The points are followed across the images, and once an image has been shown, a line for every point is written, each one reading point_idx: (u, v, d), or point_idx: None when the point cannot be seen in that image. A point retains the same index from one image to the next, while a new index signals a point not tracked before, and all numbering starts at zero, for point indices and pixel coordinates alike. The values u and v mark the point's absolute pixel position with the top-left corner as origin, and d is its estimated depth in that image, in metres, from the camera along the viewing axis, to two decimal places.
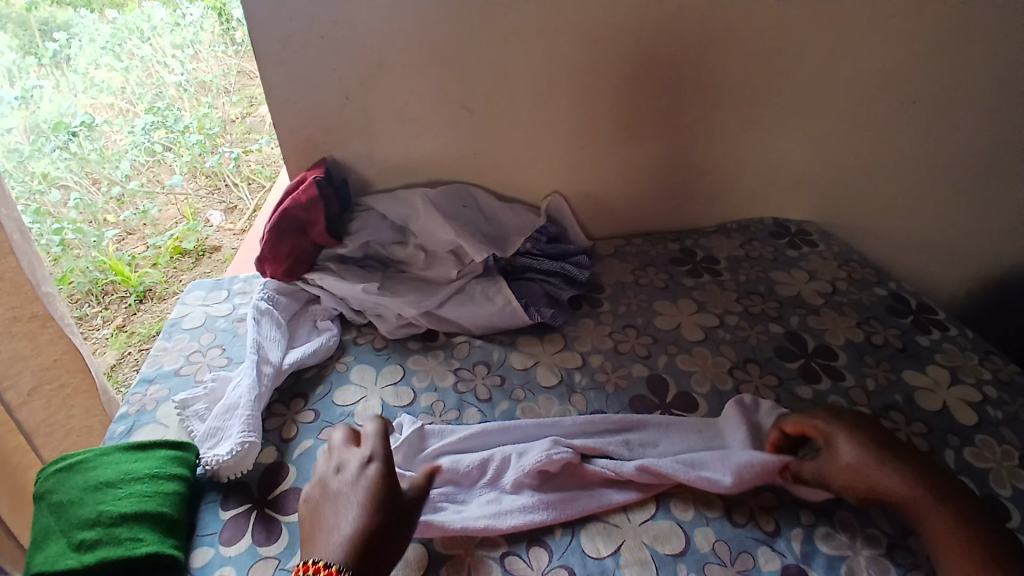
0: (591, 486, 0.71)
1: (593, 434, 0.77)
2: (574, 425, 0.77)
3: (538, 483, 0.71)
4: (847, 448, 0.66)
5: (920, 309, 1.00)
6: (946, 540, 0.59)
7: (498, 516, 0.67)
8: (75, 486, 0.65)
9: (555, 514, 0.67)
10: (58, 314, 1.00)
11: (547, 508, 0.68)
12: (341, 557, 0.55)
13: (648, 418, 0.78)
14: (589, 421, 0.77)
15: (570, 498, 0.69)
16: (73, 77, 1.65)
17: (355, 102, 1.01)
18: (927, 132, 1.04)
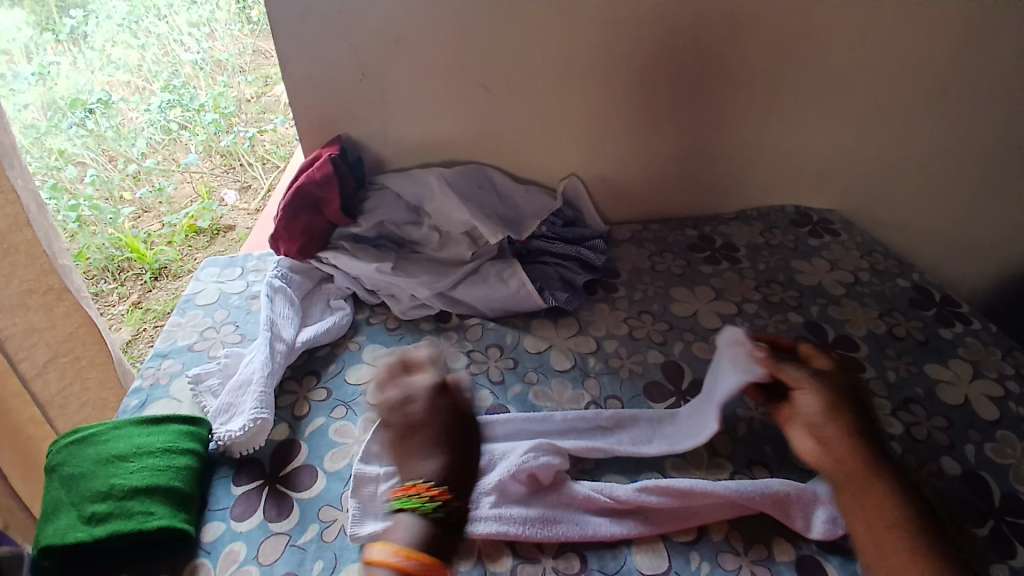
0: (579, 508, 0.65)
1: (580, 433, 0.74)
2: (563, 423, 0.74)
3: (524, 494, 0.66)
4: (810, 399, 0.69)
5: (943, 302, 0.97)
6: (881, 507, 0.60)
7: (471, 522, 0.62)
8: (87, 459, 0.66)
9: (540, 532, 0.62)
10: (73, 287, 1.01)
11: (529, 522, 0.63)
12: (440, 477, 0.60)
13: (640, 412, 0.75)
14: (577, 418, 0.74)
15: (563, 510, 0.64)
16: (91, 54, 1.71)
17: (370, 79, 0.99)
18: (954, 120, 1.01)
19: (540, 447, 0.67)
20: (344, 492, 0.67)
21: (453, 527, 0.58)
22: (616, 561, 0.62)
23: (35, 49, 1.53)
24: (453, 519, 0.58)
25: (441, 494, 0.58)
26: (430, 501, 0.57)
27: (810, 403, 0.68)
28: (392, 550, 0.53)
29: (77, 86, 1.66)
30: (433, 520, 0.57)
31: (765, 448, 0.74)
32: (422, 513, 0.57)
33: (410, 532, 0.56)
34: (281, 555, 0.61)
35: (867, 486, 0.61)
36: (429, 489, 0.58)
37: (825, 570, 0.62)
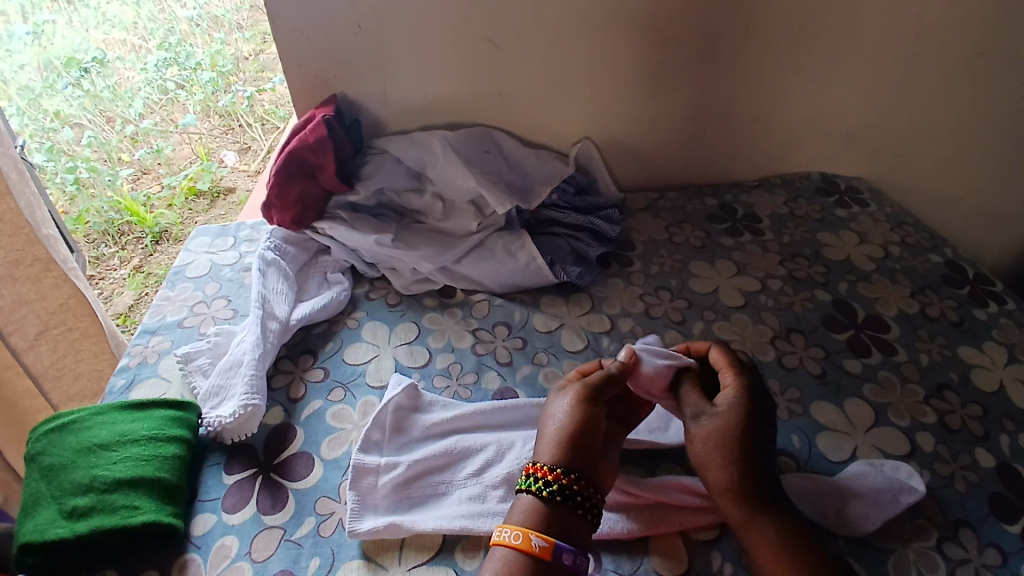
0: None
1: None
2: None
3: None
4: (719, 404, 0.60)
5: (977, 279, 0.90)
6: (765, 557, 0.52)
7: (476, 517, 0.58)
8: (67, 448, 0.62)
9: None
10: (61, 257, 0.95)
11: None
12: (552, 457, 0.56)
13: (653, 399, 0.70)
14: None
15: None
16: (86, 12, 1.61)
17: (367, 32, 0.91)
18: (1003, 82, 0.93)
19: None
20: (342, 482, 0.63)
21: (572, 506, 0.53)
22: (631, 561, 0.57)
23: (31, 9, 1.48)
24: (569, 499, 0.53)
25: (549, 474, 0.54)
26: (540, 481, 0.54)
27: (697, 445, 0.59)
28: (507, 528, 0.52)
29: (73, 45, 1.55)
30: (544, 499, 0.53)
31: (791, 439, 0.69)
32: (532, 493, 0.54)
33: (523, 512, 0.53)
34: (275, 551, 0.58)
35: (753, 536, 0.54)
36: (541, 468, 0.55)
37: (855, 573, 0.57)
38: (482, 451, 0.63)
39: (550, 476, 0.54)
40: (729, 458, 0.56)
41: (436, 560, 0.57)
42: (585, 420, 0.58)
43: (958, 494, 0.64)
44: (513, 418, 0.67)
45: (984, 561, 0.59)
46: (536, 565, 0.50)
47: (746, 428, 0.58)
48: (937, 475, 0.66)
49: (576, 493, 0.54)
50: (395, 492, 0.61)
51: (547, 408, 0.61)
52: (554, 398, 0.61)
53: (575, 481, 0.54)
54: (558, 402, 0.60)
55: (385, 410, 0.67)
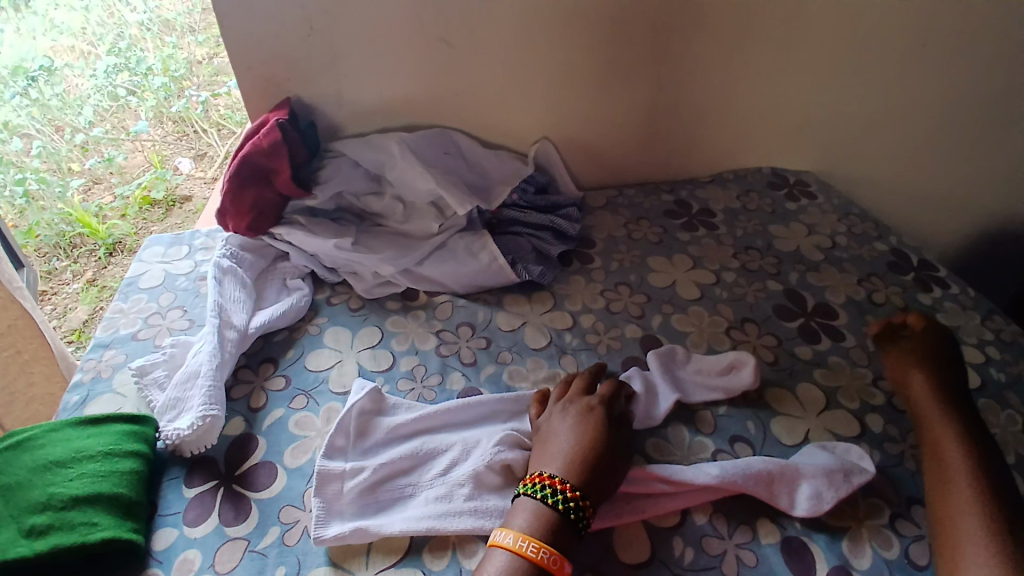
0: None
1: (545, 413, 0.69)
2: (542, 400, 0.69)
3: (502, 483, 0.61)
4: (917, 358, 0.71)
5: (921, 266, 0.95)
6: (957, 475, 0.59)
7: (443, 518, 0.58)
8: (20, 467, 0.60)
9: None
10: (7, 277, 0.91)
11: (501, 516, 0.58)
12: (571, 476, 0.57)
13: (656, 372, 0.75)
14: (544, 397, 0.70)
15: None
16: (32, 19, 1.52)
17: (321, 34, 0.90)
18: (937, 75, 0.98)
19: (507, 440, 0.63)
20: (306, 490, 0.63)
21: (578, 526, 0.55)
22: (596, 551, 0.59)
23: None
24: (578, 518, 0.55)
25: (572, 492, 0.56)
26: (569, 501, 0.55)
27: (920, 379, 0.69)
28: (547, 551, 0.52)
29: (18, 52, 1.46)
30: (565, 518, 0.54)
31: (746, 425, 0.71)
32: (558, 510, 0.55)
33: (543, 527, 0.54)
34: (239, 562, 0.57)
35: (951, 459, 0.61)
36: (563, 484, 0.56)
37: (811, 550, 0.59)
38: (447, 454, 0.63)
39: (567, 491, 0.55)
40: (957, 404, 0.65)
41: (402, 563, 0.57)
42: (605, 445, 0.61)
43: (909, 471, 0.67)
44: (474, 416, 0.68)
45: None
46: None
47: (955, 372, 0.69)
48: (888, 454, 0.69)
49: (585, 512, 0.55)
50: (364, 497, 0.61)
51: (561, 430, 0.63)
52: (572, 419, 0.64)
53: (589, 503, 0.56)
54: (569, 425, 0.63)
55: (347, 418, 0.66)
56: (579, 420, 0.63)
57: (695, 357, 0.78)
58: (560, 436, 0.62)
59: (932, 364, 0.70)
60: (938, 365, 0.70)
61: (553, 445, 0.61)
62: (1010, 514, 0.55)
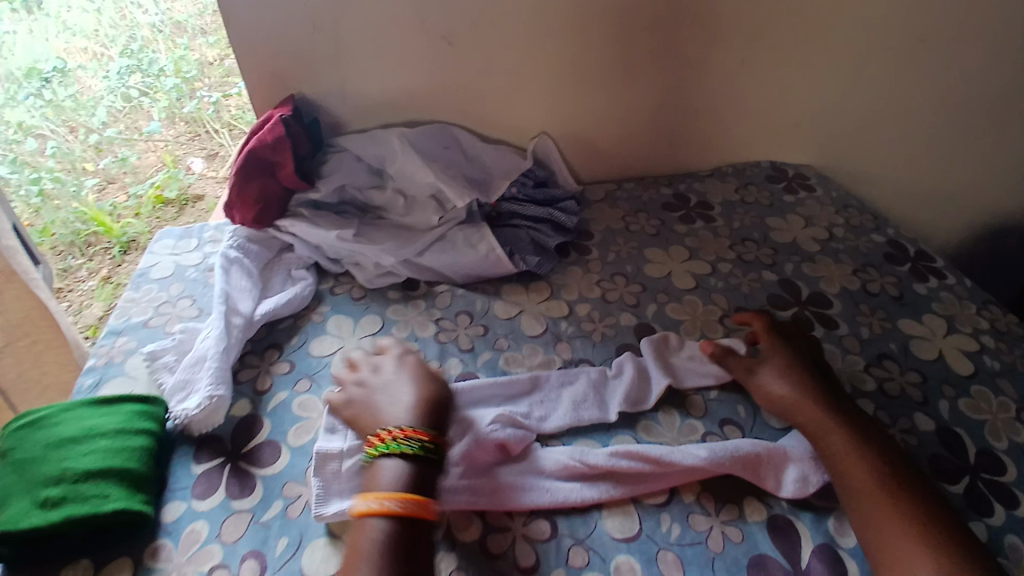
0: (547, 477, 0.64)
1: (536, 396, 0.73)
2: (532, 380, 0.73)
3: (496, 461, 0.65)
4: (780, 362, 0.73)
5: (918, 257, 0.96)
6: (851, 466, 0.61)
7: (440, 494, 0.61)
8: (36, 443, 0.63)
9: (511, 501, 0.61)
10: (23, 268, 0.94)
11: (495, 492, 0.62)
12: (418, 421, 0.62)
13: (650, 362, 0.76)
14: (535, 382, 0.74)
15: (533, 478, 0.63)
16: (47, 22, 1.69)
17: (323, 32, 0.92)
18: (934, 68, 0.98)
19: (503, 421, 0.67)
20: (308, 467, 0.65)
21: (433, 464, 0.59)
22: (586, 527, 0.61)
23: None
24: (430, 456, 0.59)
25: (420, 435, 0.60)
26: (415, 446, 0.59)
27: (781, 385, 0.71)
28: (394, 499, 0.55)
29: (33, 53, 1.62)
30: (413, 461, 0.58)
31: (737, 409, 0.73)
32: (405, 457, 0.58)
33: (393, 475, 0.58)
34: (244, 533, 0.60)
35: (840, 453, 0.63)
36: (406, 430, 0.60)
37: (796, 528, 0.61)
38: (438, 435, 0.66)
39: (414, 437, 0.59)
40: (830, 403, 0.67)
41: None
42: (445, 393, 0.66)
43: None
44: (470, 399, 0.70)
45: None
46: (417, 526, 0.55)
47: (808, 370, 0.71)
48: None
49: (436, 448, 0.60)
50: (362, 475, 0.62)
51: (388, 383, 0.67)
52: (393, 371, 0.68)
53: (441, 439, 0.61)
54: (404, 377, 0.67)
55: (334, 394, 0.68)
56: (405, 372, 0.68)
57: (686, 343, 0.79)
58: (404, 386, 0.66)
59: (790, 363, 0.72)
60: (797, 372, 0.71)
61: (396, 398, 0.65)
62: (911, 491, 0.58)
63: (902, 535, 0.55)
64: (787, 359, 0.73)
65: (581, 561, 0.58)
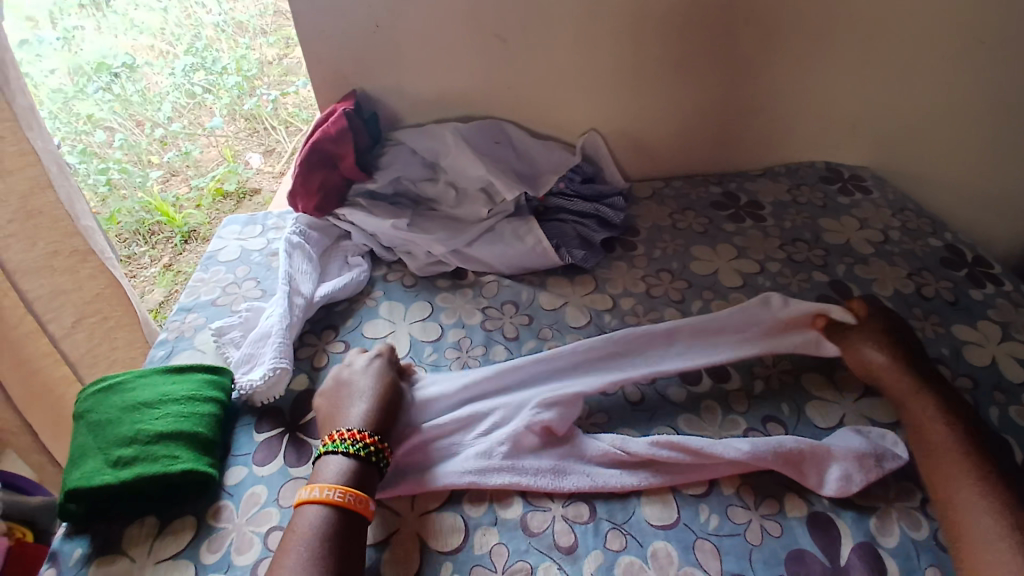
0: (588, 463, 0.65)
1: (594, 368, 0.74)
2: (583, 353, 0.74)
3: (541, 445, 0.67)
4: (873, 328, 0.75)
5: (976, 262, 0.93)
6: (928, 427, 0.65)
7: (482, 473, 0.64)
8: (113, 406, 0.69)
9: (556, 484, 0.64)
10: (99, 247, 1.01)
11: (538, 475, 0.64)
12: (369, 425, 0.65)
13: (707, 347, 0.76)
14: (593, 354, 0.75)
15: (575, 463, 0.65)
16: (113, 19, 1.68)
17: (384, 30, 0.97)
18: (1009, 65, 0.94)
19: (550, 401, 0.68)
20: None
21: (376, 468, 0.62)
22: (624, 512, 0.62)
23: (58, 14, 1.54)
24: (376, 460, 0.62)
25: (369, 439, 0.63)
26: (363, 446, 0.62)
27: (875, 349, 0.74)
28: (334, 489, 0.58)
29: (101, 51, 1.62)
30: (361, 460, 0.62)
31: (781, 407, 0.72)
32: (350, 456, 0.61)
33: (337, 473, 0.60)
34: None
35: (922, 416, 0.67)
36: (358, 433, 0.63)
37: (837, 526, 0.61)
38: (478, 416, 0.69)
39: (359, 437, 0.62)
40: (917, 370, 0.71)
41: (445, 506, 0.63)
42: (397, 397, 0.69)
43: None
44: (518, 380, 0.72)
45: None
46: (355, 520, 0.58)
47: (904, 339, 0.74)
48: None
49: (383, 453, 0.63)
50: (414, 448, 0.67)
51: (346, 386, 0.71)
52: (356, 375, 0.71)
53: (387, 444, 0.64)
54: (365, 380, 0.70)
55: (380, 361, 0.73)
56: (366, 377, 0.70)
57: (792, 303, 0.79)
58: (354, 392, 0.69)
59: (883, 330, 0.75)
60: (890, 338, 0.74)
61: (348, 406, 0.68)
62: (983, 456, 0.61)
63: (967, 492, 0.59)
64: (878, 326, 0.75)
65: (619, 544, 0.60)
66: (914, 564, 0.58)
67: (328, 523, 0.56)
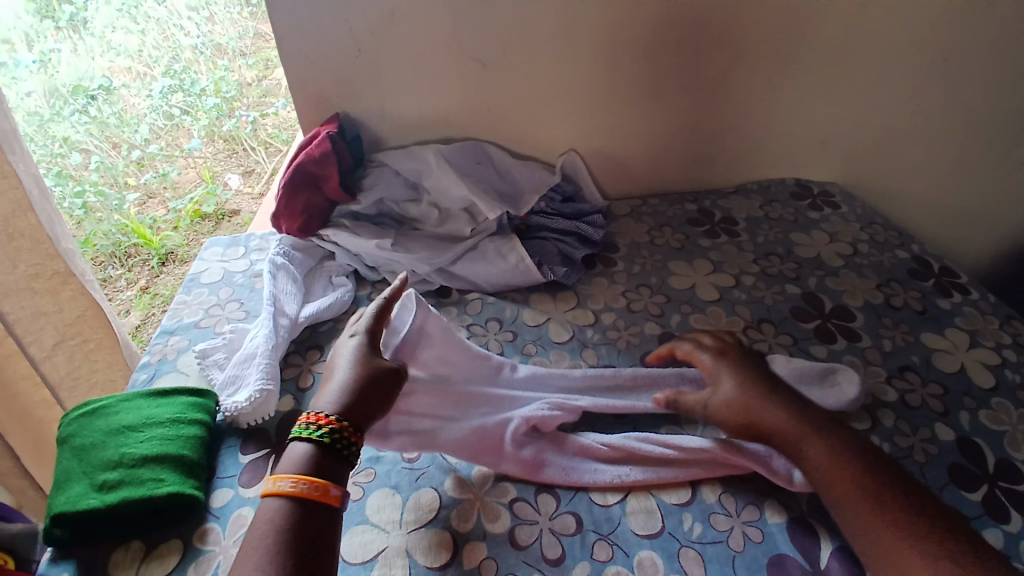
0: (569, 457, 0.69)
1: (602, 390, 0.77)
2: (582, 377, 0.77)
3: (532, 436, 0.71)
4: (728, 381, 0.68)
5: (942, 272, 0.97)
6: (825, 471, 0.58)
7: (478, 449, 0.68)
8: (97, 430, 0.69)
9: (530, 473, 0.67)
10: (78, 270, 1.00)
11: (520, 463, 0.67)
12: (334, 408, 0.62)
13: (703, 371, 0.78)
14: (599, 375, 0.77)
15: (555, 457, 0.68)
16: (91, 41, 1.57)
17: (368, 55, 0.99)
18: (963, 86, 1.00)
19: (553, 403, 0.73)
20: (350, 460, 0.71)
21: (343, 456, 0.60)
22: (610, 523, 0.64)
23: (36, 36, 1.40)
24: (341, 447, 0.60)
25: (333, 424, 0.60)
26: (324, 432, 0.59)
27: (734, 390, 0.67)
28: (301, 482, 0.56)
29: (78, 72, 1.53)
30: (326, 447, 0.59)
31: None
32: (314, 442, 0.59)
33: (301, 461, 0.58)
34: None
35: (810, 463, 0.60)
36: (322, 419, 0.60)
37: (817, 531, 0.63)
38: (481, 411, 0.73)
39: (324, 422, 0.60)
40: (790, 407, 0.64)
41: (434, 523, 0.64)
42: (369, 382, 0.65)
43: (918, 463, 0.70)
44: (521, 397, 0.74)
45: None
46: (313, 508, 0.55)
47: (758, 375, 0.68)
48: (897, 446, 0.71)
49: (350, 440, 0.60)
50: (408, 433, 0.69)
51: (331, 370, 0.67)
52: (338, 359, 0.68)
53: (353, 430, 0.61)
54: (345, 361, 0.67)
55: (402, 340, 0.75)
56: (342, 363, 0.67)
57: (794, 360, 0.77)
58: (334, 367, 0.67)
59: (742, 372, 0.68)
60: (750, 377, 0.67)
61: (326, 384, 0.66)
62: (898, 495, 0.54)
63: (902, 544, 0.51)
64: (734, 371, 0.69)
65: (606, 555, 0.61)
66: None
67: (302, 515, 0.54)
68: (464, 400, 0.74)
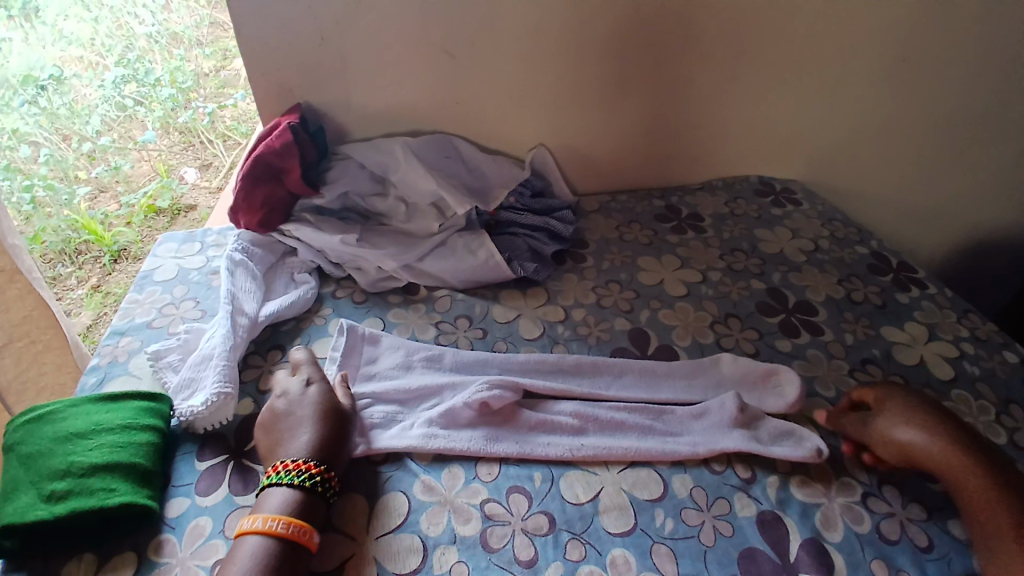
0: (521, 432, 0.71)
1: (546, 373, 0.79)
2: (526, 361, 0.79)
3: (479, 417, 0.72)
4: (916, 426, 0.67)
5: (900, 268, 1.00)
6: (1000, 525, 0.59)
7: (427, 437, 0.69)
8: (43, 437, 0.64)
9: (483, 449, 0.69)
10: (26, 267, 0.94)
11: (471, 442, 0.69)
12: (313, 454, 0.63)
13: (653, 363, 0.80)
14: (543, 359, 0.79)
15: (510, 432, 0.71)
16: (43, 30, 1.47)
17: (331, 44, 0.95)
18: (918, 87, 1.03)
19: (496, 381, 0.74)
20: None
21: (325, 501, 0.62)
22: (583, 521, 0.63)
23: None
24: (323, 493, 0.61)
25: (317, 470, 0.62)
26: (309, 476, 0.61)
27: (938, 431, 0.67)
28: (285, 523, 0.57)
29: (29, 62, 1.42)
30: (308, 491, 0.61)
31: None
32: (297, 487, 0.60)
33: (281, 506, 0.59)
34: None
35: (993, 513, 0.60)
36: (303, 464, 0.62)
37: (785, 523, 0.64)
38: (422, 403, 0.74)
39: (309, 467, 0.62)
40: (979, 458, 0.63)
41: (404, 528, 0.62)
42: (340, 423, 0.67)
43: None
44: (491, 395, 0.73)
45: (907, 514, 0.65)
46: (297, 552, 0.57)
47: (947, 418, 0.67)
48: None
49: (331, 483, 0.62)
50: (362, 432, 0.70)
51: (291, 413, 0.68)
52: (299, 402, 0.68)
53: (334, 474, 0.63)
54: (304, 410, 0.67)
55: (344, 354, 0.78)
56: (304, 407, 0.67)
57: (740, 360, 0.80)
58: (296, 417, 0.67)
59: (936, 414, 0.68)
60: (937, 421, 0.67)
61: (292, 433, 0.66)
62: None
63: None
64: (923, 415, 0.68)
65: (579, 554, 0.60)
66: (858, 558, 0.61)
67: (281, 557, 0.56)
68: (408, 394, 0.75)
